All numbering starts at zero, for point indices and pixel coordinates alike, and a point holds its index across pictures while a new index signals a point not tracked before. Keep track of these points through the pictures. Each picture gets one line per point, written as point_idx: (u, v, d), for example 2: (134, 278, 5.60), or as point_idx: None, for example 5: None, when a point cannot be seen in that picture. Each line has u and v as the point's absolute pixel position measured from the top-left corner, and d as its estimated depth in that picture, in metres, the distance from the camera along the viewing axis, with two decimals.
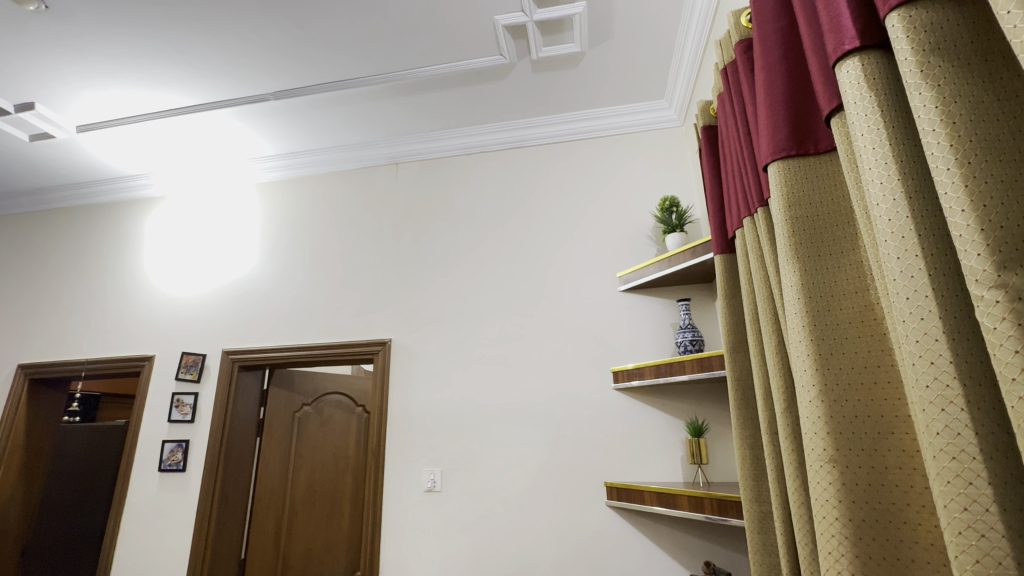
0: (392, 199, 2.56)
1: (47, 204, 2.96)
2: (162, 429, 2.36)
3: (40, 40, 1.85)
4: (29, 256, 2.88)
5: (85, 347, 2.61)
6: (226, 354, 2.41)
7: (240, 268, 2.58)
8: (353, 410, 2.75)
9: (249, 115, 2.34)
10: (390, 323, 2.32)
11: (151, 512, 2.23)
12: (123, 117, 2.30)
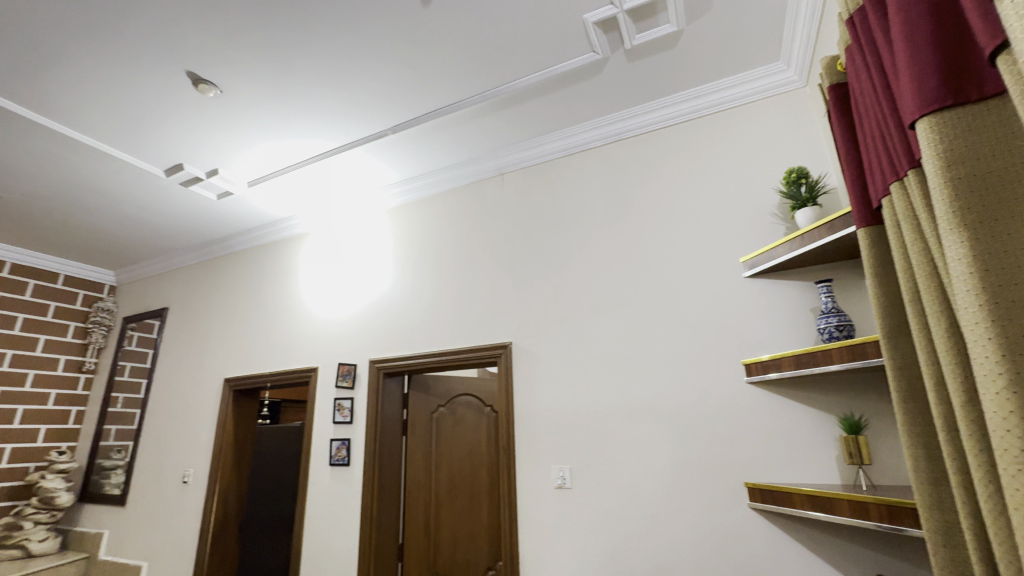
0: (501, 209, 2.68)
1: (231, 248, 3.65)
2: (329, 429, 2.77)
3: (219, 118, 2.32)
4: (225, 290, 3.58)
5: (269, 361, 3.17)
6: (373, 363, 2.74)
7: (377, 287, 2.92)
8: (482, 410, 3.01)
9: (373, 150, 2.65)
10: (510, 327, 2.44)
11: (327, 499, 2.64)
12: (280, 169, 2.76)
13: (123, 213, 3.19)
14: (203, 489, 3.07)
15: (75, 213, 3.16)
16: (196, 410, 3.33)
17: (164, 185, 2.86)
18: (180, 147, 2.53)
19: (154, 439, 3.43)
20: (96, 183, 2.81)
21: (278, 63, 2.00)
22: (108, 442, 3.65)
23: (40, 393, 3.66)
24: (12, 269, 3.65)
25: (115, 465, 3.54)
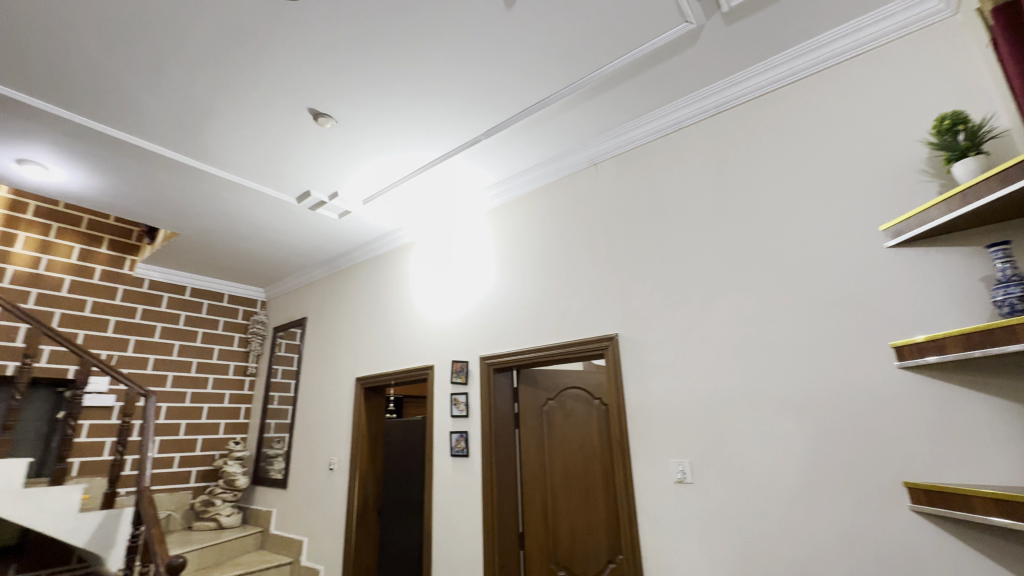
0: (598, 199, 2.64)
1: (352, 260, 4.05)
2: (448, 423, 2.96)
3: (337, 146, 2.60)
4: (350, 299, 3.99)
5: (391, 361, 3.47)
6: (483, 359, 2.88)
7: (482, 286, 3.05)
8: (591, 403, 2.83)
9: (469, 156, 2.77)
10: (615, 319, 2.40)
11: (451, 487, 2.83)
12: (389, 185, 3.01)
13: (267, 239, 3.71)
14: (346, 476, 3.46)
15: (232, 242, 3.74)
16: (335, 406, 3.77)
17: (296, 211, 3.27)
18: (306, 176, 2.87)
19: (304, 432, 3.95)
20: (245, 215, 3.31)
21: (382, 88, 2.18)
22: (270, 434, 4.29)
23: (218, 393, 4.41)
24: (191, 292, 4.42)
25: (277, 453, 4.14)
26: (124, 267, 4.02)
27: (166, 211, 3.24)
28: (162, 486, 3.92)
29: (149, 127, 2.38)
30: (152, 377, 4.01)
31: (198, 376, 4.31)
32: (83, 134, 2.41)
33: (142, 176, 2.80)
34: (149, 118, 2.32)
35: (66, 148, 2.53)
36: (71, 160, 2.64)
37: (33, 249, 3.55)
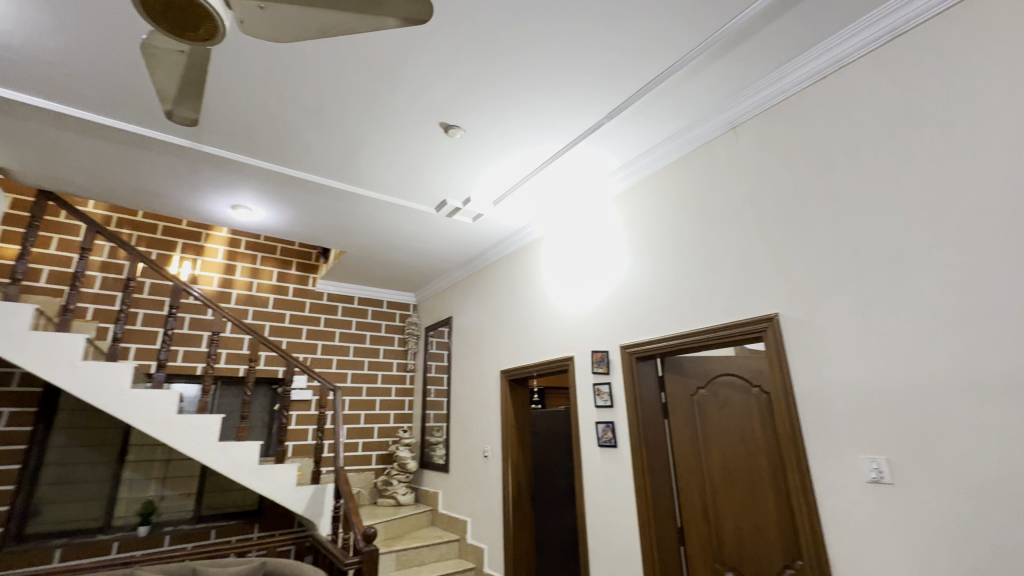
0: (740, 166, 2.38)
1: (488, 260, 4.28)
2: (593, 413, 2.95)
3: (466, 153, 2.76)
4: (489, 296, 4.22)
5: (532, 354, 3.58)
6: (624, 348, 2.81)
7: (616, 273, 2.98)
8: (749, 391, 2.50)
9: (592, 143, 2.72)
10: (774, 296, 2.14)
11: (602, 477, 2.82)
12: (516, 183, 3.11)
13: (414, 248, 4.11)
14: (500, 463, 3.67)
15: (386, 254, 4.22)
16: (485, 397, 4.04)
17: (436, 220, 3.55)
18: (442, 186, 3.10)
19: (459, 422, 4.30)
20: (396, 228, 3.70)
21: (502, 89, 2.25)
22: (431, 423, 4.76)
23: (386, 387, 5.03)
24: (358, 300, 5.10)
25: (438, 440, 4.58)
26: (308, 283, 4.80)
27: (334, 233, 3.78)
28: (352, 467, 4.62)
29: (316, 163, 2.80)
30: (336, 375, 4.75)
31: (370, 372, 4.97)
32: (272, 177, 2.93)
33: (315, 206, 3.31)
34: (316, 155, 2.73)
35: (261, 190, 3.11)
36: (266, 201, 3.25)
37: (247, 275, 4.47)
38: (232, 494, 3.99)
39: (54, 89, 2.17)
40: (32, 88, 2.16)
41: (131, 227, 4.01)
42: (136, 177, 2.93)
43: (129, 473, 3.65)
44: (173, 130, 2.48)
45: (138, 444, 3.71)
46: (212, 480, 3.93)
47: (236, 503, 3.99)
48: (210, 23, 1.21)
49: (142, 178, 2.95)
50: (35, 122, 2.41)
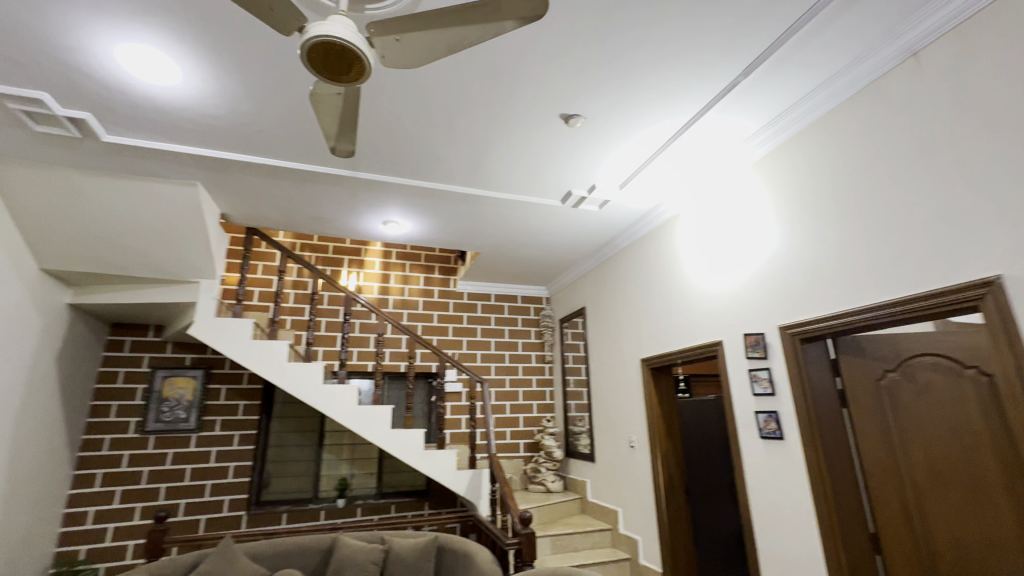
0: (927, 100, 1.94)
1: (618, 246, 4.17)
2: (751, 402, 2.69)
3: (587, 141, 2.71)
4: (623, 283, 4.11)
5: (674, 340, 3.40)
6: (783, 329, 2.51)
7: (766, 246, 2.67)
8: (962, 374, 1.98)
9: (726, 107, 2.47)
10: (988, 256, 1.71)
11: (768, 472, 2.56)
12: (643, 164, 2.97)
13: (543, 242, 4.19)
14: (648, 453, 3.56)
15: (517, 251, 4.37)
16: (626, 386, 3.94)
17: (562, 212, 3.57)
18: (565, 177, 3.11)
19: (602, 412, 4.28)
20: (525, 225, 3.81)
21: (620, 68, 2.17)
22: (573, 413, 4.83)
23: (527, 378, 5.23)
24: (495, 297, 5.38)
25: (582, 430, 4.62)
26: (450, 285, 5.22)
27: (469, 237, 4.04)
28: (503, 454, 4.91)
29: (449, 172, 3.02)
30: (481, 367, 5.09)
31: (511, 365, 5.22)
32: (413, 191, 3.24)
33: (451, 213, 3.57)
34: (448, 166, 2.94)
35: (405, 204, 3.46)
36: (410, 214, 3.60)
37: (400, 282, 5.03)
38: (404, 474, 4.54)
39: (252, 145, 2.69)
40: (237, 147, 2.71)
41: (310, 250, 4.79)
42: (311, 207, 3.49)
43: (326, 454, 4.39)
44: (335, 163, 2.89)
45: (331, 431, 4.44)
46: (388, 463, 4.53)
47: (409, 483, 4.53)
48: (359, 64, 1.37)
49: (314, 207, 3.49)
50: (242, 174, 3.01)
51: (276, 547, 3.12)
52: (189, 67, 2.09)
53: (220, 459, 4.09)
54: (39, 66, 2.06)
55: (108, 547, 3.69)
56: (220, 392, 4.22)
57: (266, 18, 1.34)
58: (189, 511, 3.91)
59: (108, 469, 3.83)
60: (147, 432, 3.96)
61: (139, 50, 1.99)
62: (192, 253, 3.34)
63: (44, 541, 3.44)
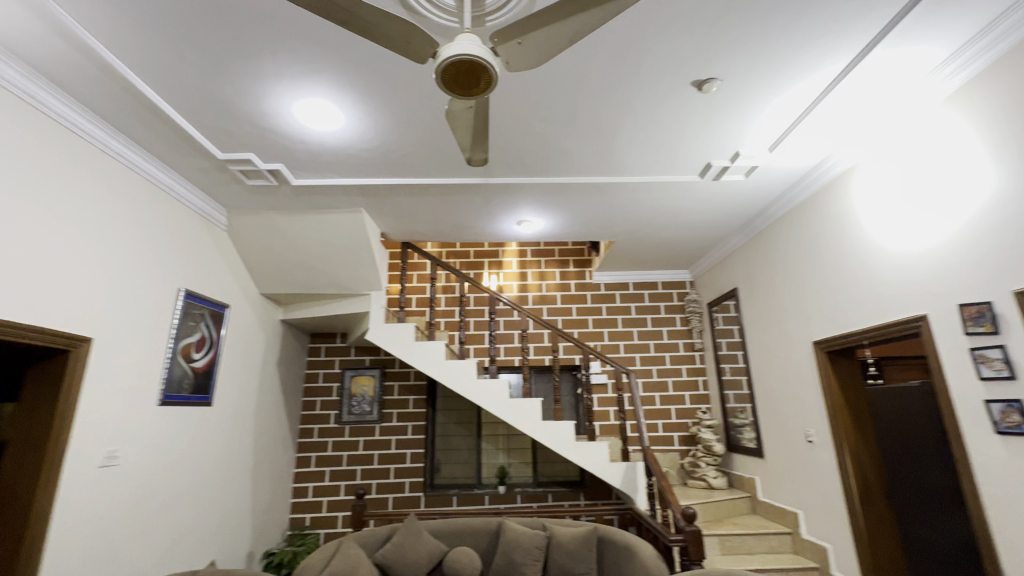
0: None
1: (773, 216, 3.69)
2: (979, 389, 2.15)
3: (725, 104, 2.45)
4: (782, 257, 3.63)
5: (856, 318, 2.89)
6: (1019, 296, 1.96)
7: (983, 192, 2.11)
8: None
9: (907, 32, 2.00)
10: None
11: (1012, 477, 2.02)
12: (798, 119, 2.58)
13: (682, 222, 3.91)
14: (832, 449, 3.09)
15: (654, 235, 4.16)
16: (797, 373, 3.48)
17: (702, 187, 3.29)
18: (703, 149, 2.86)
19: (768, 403, 3.84)
20: (660, 207, 3.61)
21: (761, 16, 1.90)
22: (732, 404, 4.43)
23: (676, 367, 4.96)
24: (634, 285, 5.19)
25: (744, 423, 4.21)
26: (586, 277, 5.20)
27: (602, 226, 3.96)
28: (657, 446, 4.73)
29: (576, 164, 3.00)
30: (625, 358, 4.97)
31: (657, 355, 5.00)
32: (543, 188, 3.30)
33: (582, 204, 3.54)
34: (575, 158, 2.92)
35: (536, 202, 3.53)
36: (541, 211, 3.67)
37: (537, 279, 5.17)
38: (558, 465, 4.66)
39: (400, 168, 3.01)
40: (389, 172, 3.06)
41: (455, 256, 5.21)
42: (452, 217, 3.78)
43: (485, 443, 4.73)
44: (469, 173, 3.08)
45: (488, 422, 4.77)
46: (542, 453, 4.69)
47: (563, 473, 4.64)
48: (487, 75, 1.44)
49: (455, 216, 3.78)
50: (394, 196, 3.40)
51: (451, 526, 3.47)
52: (349, 110, 2.43)
53: (399, 446, 4.68)
54: (246, 132, 2.60)
55: (324, 516, 4.50)
56: (394, 388, 4.82)
57: (404, 51, 1.48)
58: (379, 490, 4.57)
59: (319, 452, 4.66)
60: (343, 422, 4.72)
61: (312, 103, 2.37)
62: (362, 269, 3.88)
63: (280, 508, 4.34)
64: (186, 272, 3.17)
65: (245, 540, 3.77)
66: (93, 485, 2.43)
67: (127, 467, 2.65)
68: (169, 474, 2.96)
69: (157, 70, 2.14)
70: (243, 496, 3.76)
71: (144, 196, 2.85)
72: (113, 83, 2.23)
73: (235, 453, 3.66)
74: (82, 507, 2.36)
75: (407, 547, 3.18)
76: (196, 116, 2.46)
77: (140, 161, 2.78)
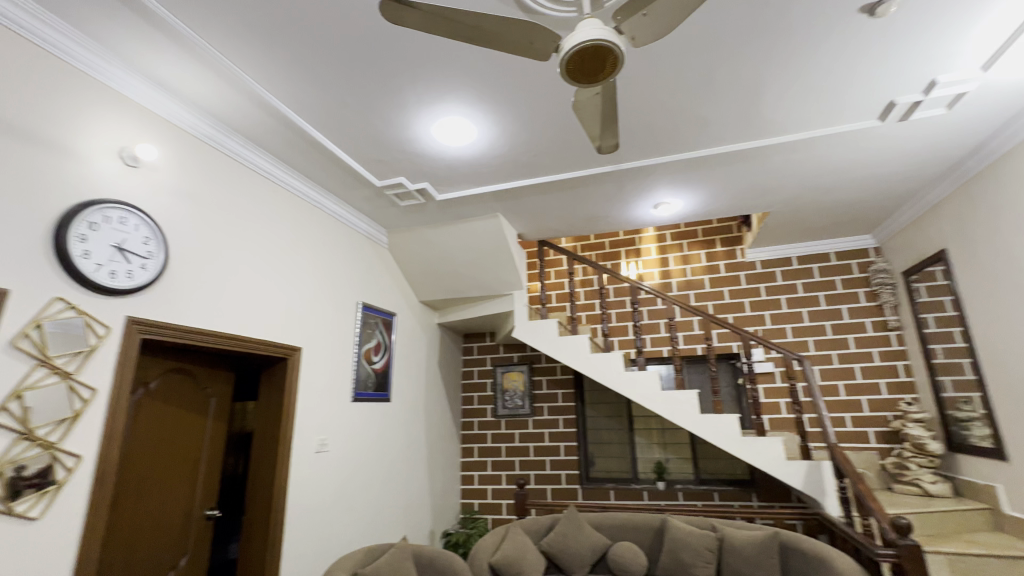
0: None
1: (994, 152, 2.89)
2: None
3: (912, 24, 1.99)
4: (1014, 203, 2.82)
5: None
6: None
7: None
8: None
9: None
10: None
11: None
12: None
13: (857, 179, 3.30)
14: None
15: (820, 198, 3.58)
16: None
17: (884, 131, 2.73)
18: (881, 86, 2.37)
19: (1006, 390, 3.02)
20: (828, 164, 3.09)
21: None
22: (951, 393, 3.58)
23: (864, 351, 4.19)
24: (798, 260, 4.54)
25: (972, 416, 3.36)
26: (738, 256, 4.70)
27: (753, 197, 3.54)
28: (846, 444, 4.06)
29: (716, 133, 2.74)
30: (795, 343, 4.38)
31: (836, 337, 4.29)
32: (680, 165, 3.07)
33: (726, 176, 3.22)
34: (714, 126, 2.67)
35: (673, 181, 3.31)
36: (680, 189, 3.43)
37: (680, 263, 4.85)
38: (723, 461, 4.30)
39: (530, 169, 3.09)
40: (520, 174, 3.16)
41: (590, 248, 5.16)
42: (585, 209, 3.74)
43: (639, 438, 4.59)
44: (598, 162, 3.03)
45: (639, 415, 4.62)
46: (703, 449, 4.38)
47: (729, 471, 4.27)
48: (612, 56, 1.39)
49: (588, 208, 3.74)
50: (527, 196, 3.50)
51: (611, 520, 3.44)
52: (480, 122, 2.57)
53: (552, 439, 4.80)
54: (396, 159, 2.92)
55: (490, 502, 4.84)
56: (542, 382, 4.96)
57: (526, 51, 1.51)
58: (537, 481, 4.75)
59: (480, 444, 5.03)
60: (499, 416, 5.02)
61: (448, 122, 2.57)
62: (504, 270, 4.08)
63: (452, 493, 4.79)
64: (361, 287, 3.69)
65: (427, 520, 4.25)
66: (312, 467, 2.98)
67: (334, 453, 3.19)
68: (364, 460, 3.48)
69: (326, 119, 2.54)
70: (422, 480, 4.24)
71: (327, 227, 3.41)
72: (298, 138, 2.70)
73: (412, 443, 4.15)
74: (306, 484, 2.91)
75: (570, 538, 3.25)
76: (357, 152, 2.85)
77: (321, 198, 3.33)
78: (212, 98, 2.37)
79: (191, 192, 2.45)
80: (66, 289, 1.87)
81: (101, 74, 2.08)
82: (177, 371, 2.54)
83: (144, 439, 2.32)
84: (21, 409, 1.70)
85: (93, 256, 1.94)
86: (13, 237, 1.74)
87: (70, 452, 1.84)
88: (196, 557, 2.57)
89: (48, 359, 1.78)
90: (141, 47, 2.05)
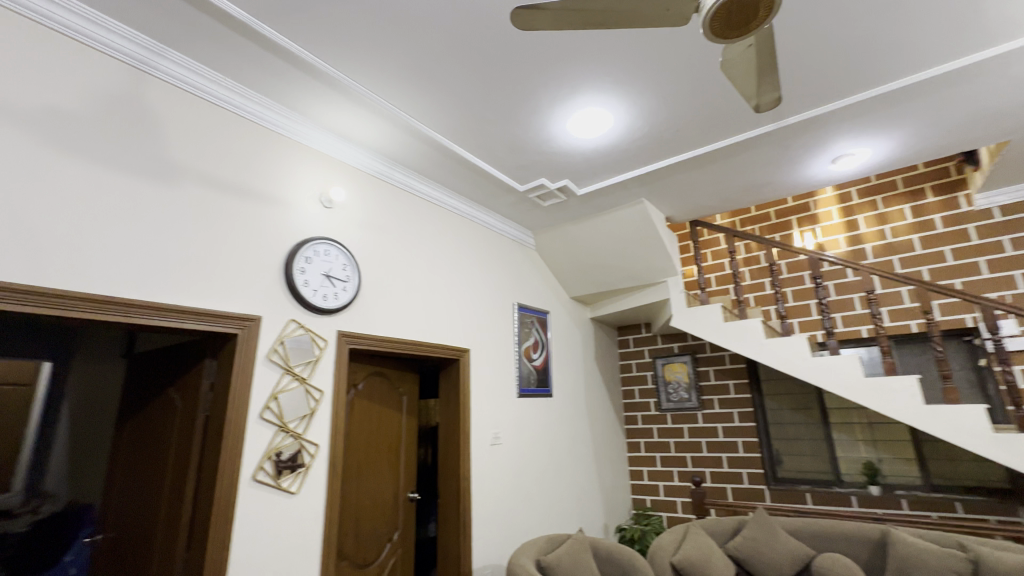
0: None
1: None
2: None
3: None
4: None
5: None
6: None
7: None
8: None
9: None
10: None
11: None
12: None
13: None
14: None
15: None
16: None
17: None
18: None
19: None
20: None
21: None
22: None
23: None
24: None
25: None
26: (962, 205, 3.70)
27: (980, 125, 2.76)
28: None
29: (916, 56, 2.19)
30: None
31: None
32: (865, 106, 2.55)
33: (935, 105, 2.56)
34: (912, 48, 2.14)
35: (857, 126, 2.76)
36: (869, 134, 2.84)
37: (875, 224, 4.02)
38: (964, 464, 3.43)
39: (674, 145, 2.89)
40: (663, 153, 2.98)
41: (752, 222, 4.61)
42: (743, 178, 3.35)
43: (838, 434, 3.93)
44: (756, 122, 2.68)
45: (836, 407, 3.95)
46: (932, 447, 3.56)
47: (976, 476, 3.39)
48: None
49: (747, 176, 3.34)
50: (673, 175, 3.27)
51: (813, 527, 3.01)
52: (616, 107, 2.49)
53: (727, 435, 4.40)
54: (536, 161, 3.01)
55: (663, 500, 4.65)
56: (709, 373, 4.58)
57: (661, 20, 1.41)
58: (715, 479, 4.40)
59: (646, 439, 4.87)
60: (664, 409, 4.79)
61: (584, 114, 2.55)
62: (656, 256, 3.88)
63: (622, 488, 4.73)
64: (516, 289, 3.89)
65: (600, 513, 4.27)
66: (490, 458, 3.23)
67: (507, 446, 3.40)
68: (534, 453, 3.65)
69: (470, 136, 2.73)
70: (591, 474, 4.28)
71: (481, 236, 3.68)
72: (448, 158, 2.96)
73: (578, 437, 4.21)
74: (486, 474, 3.16)
75: (762, 543, 2.93)
76: (500, 161, 3.02)
77: (471, 210, 3.60)
78: (378, 136, 2.74)
79: (372, 222, 2.87)
80: (296, 312, 2.36)
81: (301, 137, 2.59)
82: (376, 374, 3.00)
83: (358, 431, 2.79)
84: (277, 408, 2.19)
85: (310, 284, 2.41)
86: (259, 275, 2.25)
87: (311, 441, 2.30)
88: (406, 533, 2.99)
89: (290, 368, 2.26)
90: (325, 104, 2.46)
